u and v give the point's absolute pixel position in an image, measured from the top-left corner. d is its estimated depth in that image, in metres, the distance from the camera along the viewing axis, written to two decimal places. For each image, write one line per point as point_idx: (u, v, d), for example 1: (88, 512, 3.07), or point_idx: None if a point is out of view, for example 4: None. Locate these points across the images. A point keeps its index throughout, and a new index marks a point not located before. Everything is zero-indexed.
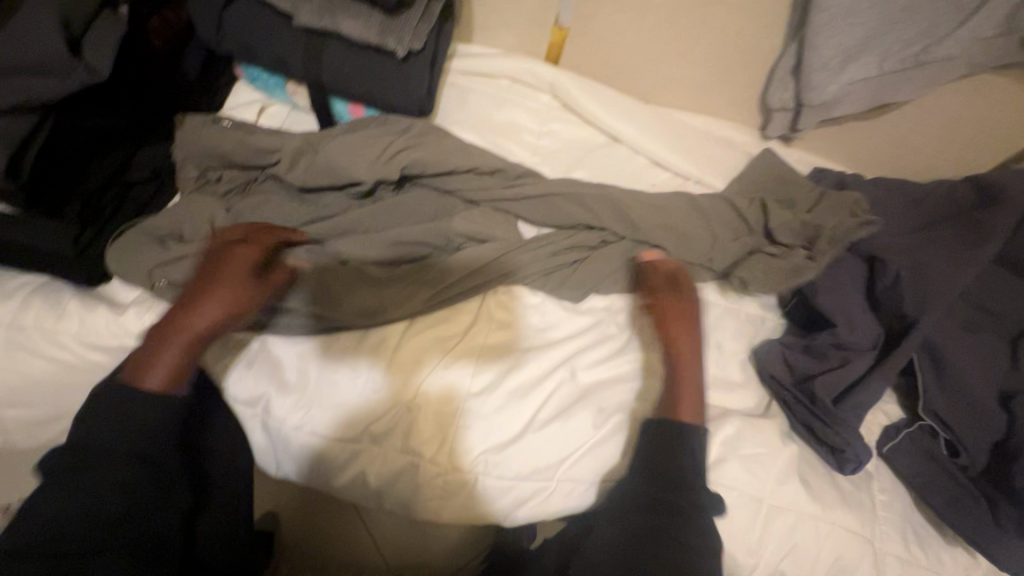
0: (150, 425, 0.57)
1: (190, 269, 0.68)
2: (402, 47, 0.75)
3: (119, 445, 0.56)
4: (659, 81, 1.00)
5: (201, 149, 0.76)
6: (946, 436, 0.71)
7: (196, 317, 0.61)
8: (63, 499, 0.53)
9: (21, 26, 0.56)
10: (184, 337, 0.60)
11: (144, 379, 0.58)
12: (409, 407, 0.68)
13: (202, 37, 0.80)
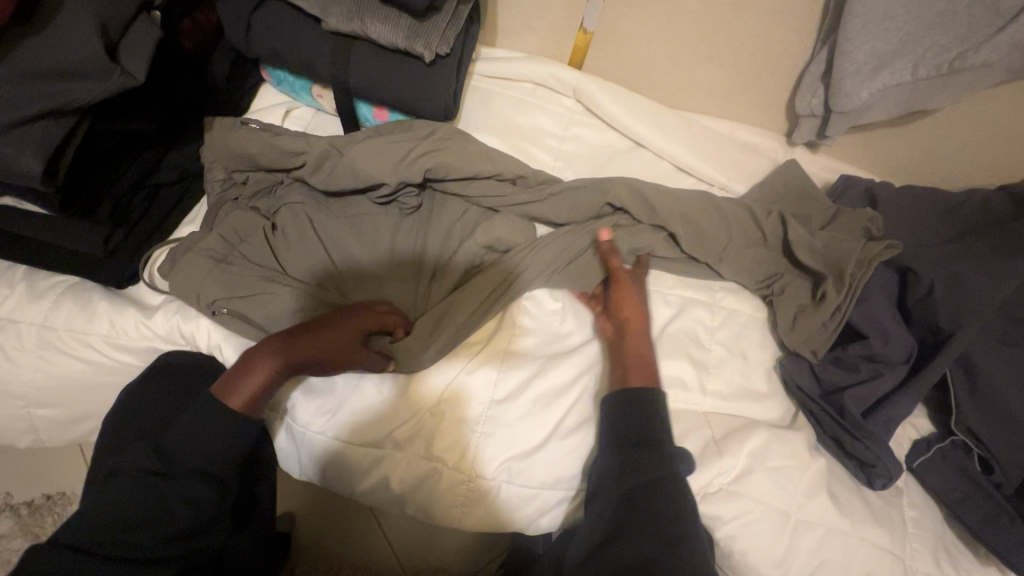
0: (227, 450, 0.59)
1: (227, 278, 0.68)
2: (429, 51, 0.75)
3: (194, 462, 0.57)
4: (684, 86, 0.99)
5: (227, 151, 0.76)
6: (981, 452, 0.69)
7: (292, 355, 0.62)
8: (126, 495, 0.54)
9: (60, 31, 0.56)
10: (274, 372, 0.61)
11: (229, 399, 0.61)
12: (435, 419, 0.67)
13: (231, 40, 0.80)
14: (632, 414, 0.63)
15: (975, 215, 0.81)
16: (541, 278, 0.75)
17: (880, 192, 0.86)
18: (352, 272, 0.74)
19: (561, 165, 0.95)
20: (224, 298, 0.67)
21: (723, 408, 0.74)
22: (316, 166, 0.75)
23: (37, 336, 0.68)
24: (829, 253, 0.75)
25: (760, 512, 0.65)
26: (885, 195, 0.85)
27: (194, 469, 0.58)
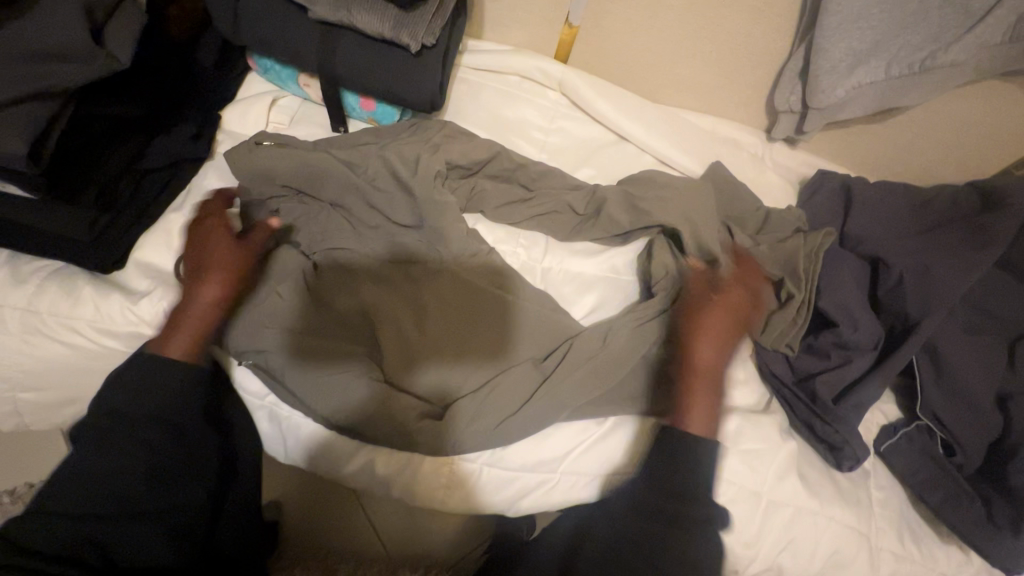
0: (177, 394, 0.63)
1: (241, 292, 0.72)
2: (416, 42, 0.76)
3: (150, 410, 0.62)
4: (667, 82, 1.01)
5: (245, 169, 0.77)
6: (943, 435, 0.72)
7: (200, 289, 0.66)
8: (101, 450, 0.60)
9: (46, 15, 0.57)
10: (195, 320, 0.65)
11: (169, 349, 0.64)
12: (421, 411, 0.69)
13: (218, 27, 0.81)
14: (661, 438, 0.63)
15: (944, 210, 0.84)
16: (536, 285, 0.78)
17: (855, 187, 0.89)
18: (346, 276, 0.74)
19: (547, 157, 0.96)
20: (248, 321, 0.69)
21: None
22: (302, 161, 0.78)
23: (21, 320, 0.68)
24: (779, 256, 0.80)
25: (734, 493, 0.67)
26: (859, 190, 0.88)
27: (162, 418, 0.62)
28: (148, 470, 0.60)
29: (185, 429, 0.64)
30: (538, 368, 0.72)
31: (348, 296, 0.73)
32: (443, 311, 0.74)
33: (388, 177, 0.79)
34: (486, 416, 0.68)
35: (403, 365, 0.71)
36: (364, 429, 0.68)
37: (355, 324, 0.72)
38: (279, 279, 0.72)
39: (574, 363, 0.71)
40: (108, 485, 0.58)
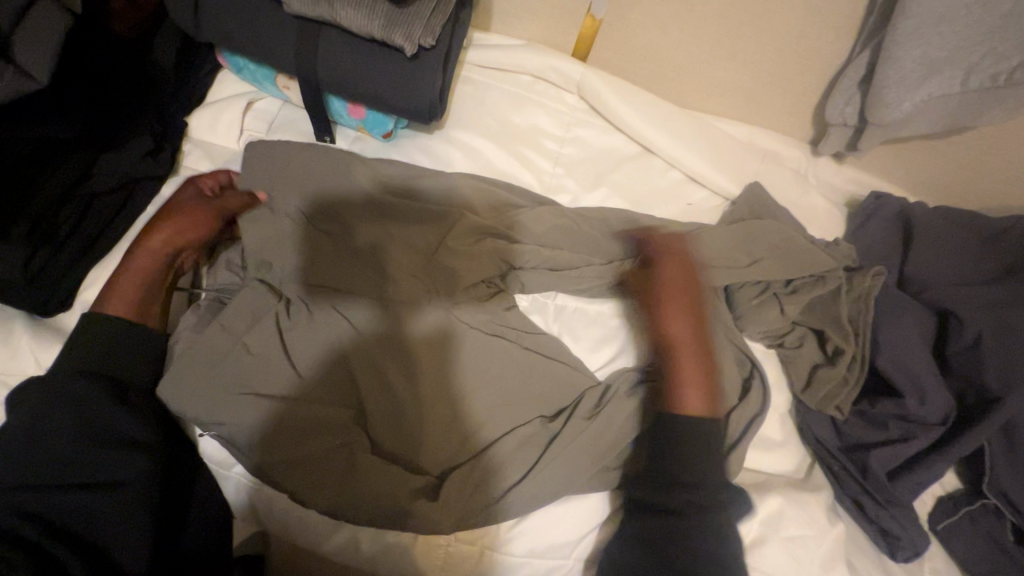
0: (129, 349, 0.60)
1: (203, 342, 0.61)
2: (411, 43, 0.64)
3: (97, 367, 0.58)
4: (701, 85, 0.88)
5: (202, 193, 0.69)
6: (1014, 519, 0.63)
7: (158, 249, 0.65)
8: (41, 405, 0.55)
9: None
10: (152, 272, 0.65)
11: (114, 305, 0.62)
12: (415, 487, 0.58)
13: (178, 19, 0.69)
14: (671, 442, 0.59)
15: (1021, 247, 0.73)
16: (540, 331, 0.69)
17: (916, 216, 0.77)
18: (335, 318, 0.64)
19: (562, 172, 0.84)
20: (208, 382, 0.59)
21: None
22: (293, 190, 0.68)
23: None
24: (819, 303, 0.70)
25: None
26: (922, 220, 0.76)
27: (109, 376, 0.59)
28: (87, 426, 0.55)
29: (131, 390, 0.59)
30: (544, 422, 0.63)
31: (335, 343, 0.63)
32: (447, 357, 0.64)
33: (382, 198, 0.69)
34: (490, 484, 0.59)
35: (398, 424, 0.61)
36: (346, 510, 0.57)
37: (343, 378, 0.62)
38: (255, 333, 0.62)
39: (580, 424, 0.62)
40: (44, 442, 0.54)
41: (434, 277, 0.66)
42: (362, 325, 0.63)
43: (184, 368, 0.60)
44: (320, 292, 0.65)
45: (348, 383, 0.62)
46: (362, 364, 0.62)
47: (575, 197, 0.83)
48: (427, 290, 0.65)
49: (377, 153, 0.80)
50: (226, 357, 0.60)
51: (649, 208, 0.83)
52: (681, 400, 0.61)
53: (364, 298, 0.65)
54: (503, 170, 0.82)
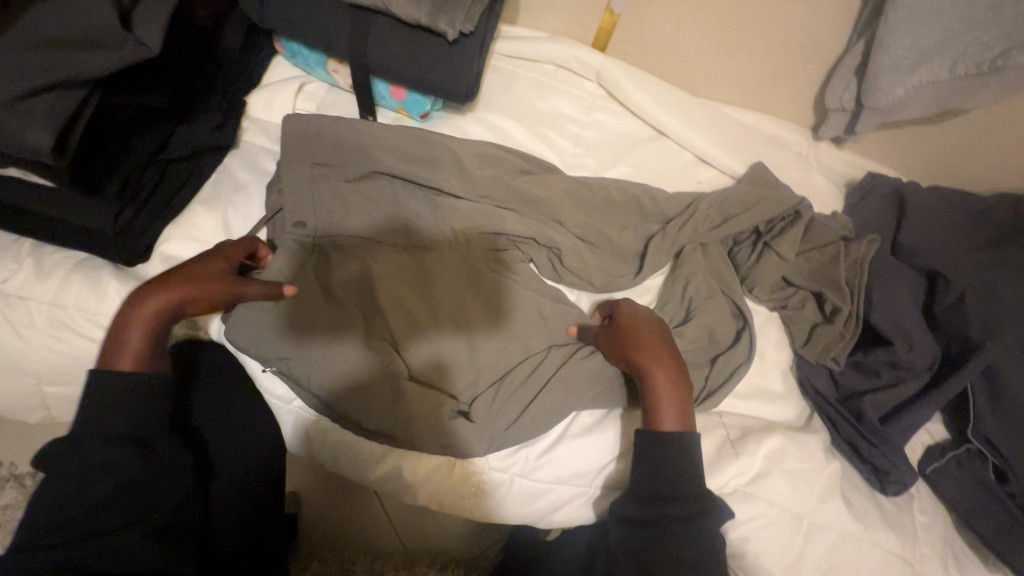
0: (146, 408, 0.60)
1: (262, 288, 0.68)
2: (453, 28, 0.72)
3: (120, 424, 0.59)
4: (711, 74, 0.96)
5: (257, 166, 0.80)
6: (995, 461, 0.69)
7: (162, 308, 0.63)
8: (69, 466, 0.57)
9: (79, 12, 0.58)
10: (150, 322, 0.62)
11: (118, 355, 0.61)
12: (452, 407, 0.66)
13: (245, 8, 0.77)
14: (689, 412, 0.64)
15: (1003, 221, 0.80)
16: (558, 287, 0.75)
17: (909, 193, 0.84)
18: (375, 259, 0.72)
19: (581, 152, 0.92)
20: (265, 319, 0.66)
21: (739, 407, 0.74)
22: (326, 149, 0.75)
23: (47, 314, 0.67)
24: (816, 269, 0.77)
25: (775, 517, 0.65)
26: (914, 197, 0.83)
27: (128, 434, 0.59)
28: (115, 485, 0.57)
29: (155, 443, 0.61)
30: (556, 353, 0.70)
31: (361, 279, 0.70)
32: (459, 292, 0.71)
33: (418, 161, 0.77)
34: (508, 403, 0.67)
35: (424, 350, 0.68)
36: (386, 422, 0.65)
37: (372, 313, 0.69)
38: (293, 273, 0.69)
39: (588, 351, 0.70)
40: (78, 499, 0.56)
41: (464, 228, 0.75)
42: (397, 269, 0.72)
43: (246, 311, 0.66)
44: (351, 238, 0.73)
45: (374, 314, 0.69)
46: (402, 301, 0.70)
47: (594, 174, 0.90)
48: (455, 240, 0.74)
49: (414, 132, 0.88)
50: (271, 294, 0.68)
51: (662, 186, 0.91)
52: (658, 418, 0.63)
53: (398, 247, 0.73)
54: (528, 149, 0.90)
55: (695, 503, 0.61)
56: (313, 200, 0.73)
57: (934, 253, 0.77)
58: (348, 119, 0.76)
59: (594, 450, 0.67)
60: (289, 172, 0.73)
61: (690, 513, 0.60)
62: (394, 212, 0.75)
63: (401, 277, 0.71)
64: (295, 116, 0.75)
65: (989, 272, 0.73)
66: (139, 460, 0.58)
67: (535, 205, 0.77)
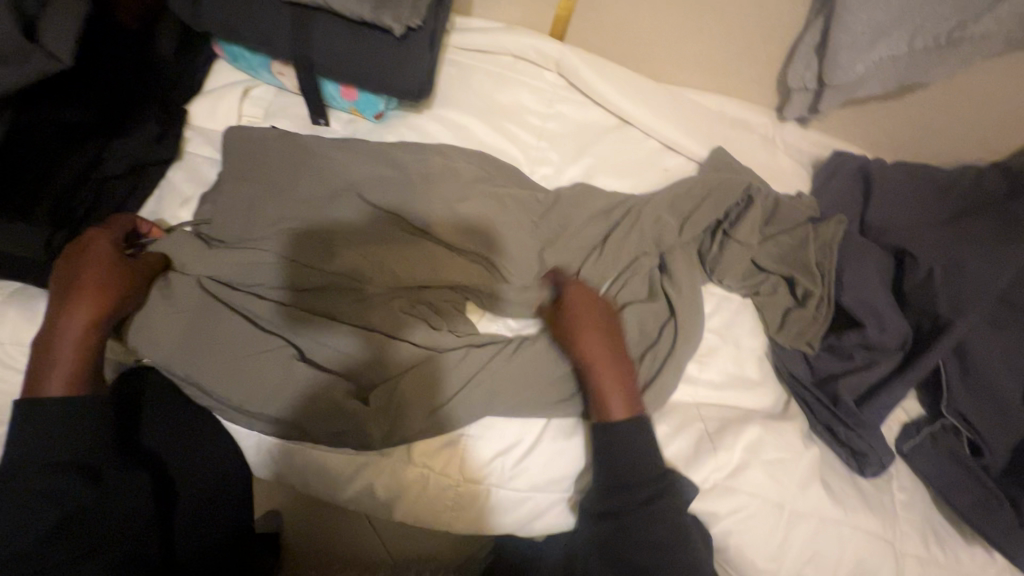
0: (89, 433, 0.57)
1: (201, 308, 0.66)
2: (400, 24, 0.68)
3: (62, 453, 0.56)
4: (673, 58, 0.94)
5: (200, 177, 0.75)
6: (969, 436, 0.70)
7: (62, 326, 0.59)
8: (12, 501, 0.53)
9: None
10: (65, 347, 0.59)
11: (42, 389, 0.57)
12: (397, 424, 0.64)
13: (177, 10, 0.73)
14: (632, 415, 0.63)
15: (967, 194, 0.80)
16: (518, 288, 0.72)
17: (875, 171, 0.84)
18: (338, 269, 0.69)
19: (544, 145, 0.89)
20: (208, 344, 0.65)
21: (716, 398, 0.73)
22: (271, 169, 0.73)
23: None
24: (783, 253, 0.76)
25: (755, 507, 0.64)
26: (879, 174, 0.83)
27: (71, 463, 0.56)
28: (62, 515, 0.54)
29: (103, 467, 0.57)
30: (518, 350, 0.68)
31: (295, 299, 0.69)
32: (397, 305, 0.69)
33: (372, 167, 0.74)
34: (472, 409, 0.65)
35: (365, 366, 0.67)
36: (329, 438, 0.64)
37: (308, 330, 0.67)
38: (233, 292, 0.68)
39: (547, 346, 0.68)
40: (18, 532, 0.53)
41: (427, 238, 0.73)
42: (360, 279, 0.70)
43: (189, 338, 0.65)
44: (283, 255, 0.69)
45: (309, 333, 0.67)
46: (367, 314, 0.69)
47: (558, 168, 0.88)
48: (417, 246, 0.72)
49: (369, 134, 0.84)
50: (194, 317, 0.65)
51: (628, 175, 0.89)
52: (606, 407, 0.63)
53: (362, 255, 0.70)
54: (489, 145, 0.87)
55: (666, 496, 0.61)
56: (248, 220, 0.71)
57: (901, 230, 0.77)
58: (302, 137, 0.75)
59: (569, 453, 0.66)
60: (228, 191, 0.71)
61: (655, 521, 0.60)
62: (343, 220, 0.72)
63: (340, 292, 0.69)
64: (233, 132, 0.74)
65: (957, 245, 0.73)
66: (88, 487, 0.55)
67: (498, 205, 0.75)
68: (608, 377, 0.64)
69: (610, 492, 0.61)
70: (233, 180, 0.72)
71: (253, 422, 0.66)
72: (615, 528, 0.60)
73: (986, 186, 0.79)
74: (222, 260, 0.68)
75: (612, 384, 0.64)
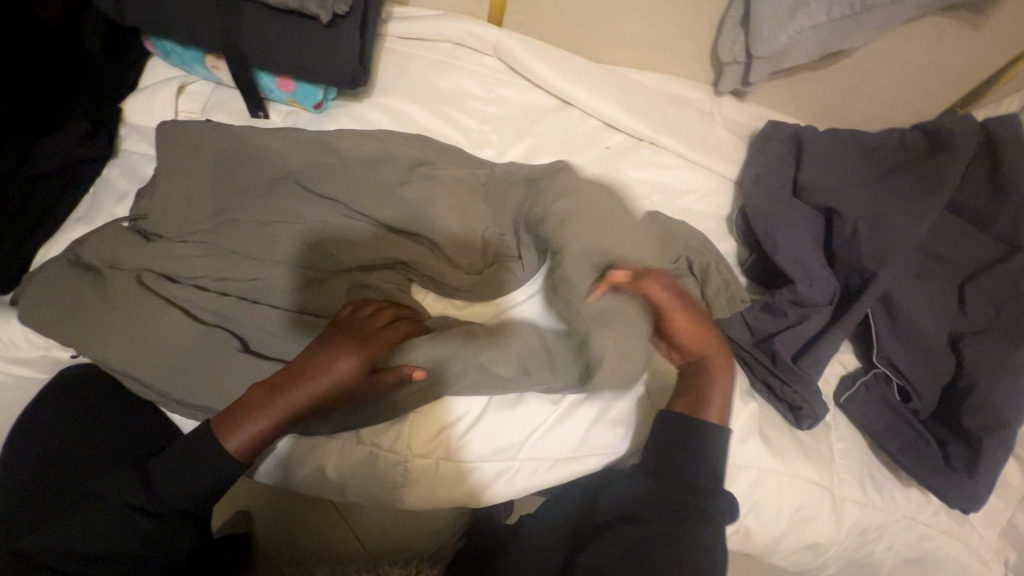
0: (145, 479, 0.58)
1: (135, 300, 0.64)
2: (325, 10, 0.70)
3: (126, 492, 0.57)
4: (609, 39, 0.96)
5: (133, 173, 0.75)
6: (899, 382, 0.73)
7: (332, 368, 0.60)
8: (80, 520, 0.55)
9: None
10: (296, 401, 0.59)
11: (226, 441, 0.58)
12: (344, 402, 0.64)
13: (102, 9, 0.73)
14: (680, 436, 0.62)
15: (892, 154, 0.83)
16: (459, 270, 0.75)
17: (806, 135, 0.86)
18: (282, 257, 0.70)
19: (487, 129, 0.90)
20: (146, 340, 0.63)
21: None
22: (204, 162, 0.72)
23: None
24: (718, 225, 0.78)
25: None
26: (810, 137, 0.85)
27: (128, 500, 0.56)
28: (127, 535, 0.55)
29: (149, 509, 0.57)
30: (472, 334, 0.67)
31: (234, 288, 0.68)
32: (340, 288, 0.70)
33: (311, 152, 0.75)
34: (419, 390, 0.65)
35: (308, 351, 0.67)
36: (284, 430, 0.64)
37: (252, 319, 0.67)
38: (170, 285, 0.67)
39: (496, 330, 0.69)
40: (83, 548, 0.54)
41: (368, 221, 0.74)
42: (307, 264, 0.70)
43: (123, 332, 0.63)
44: (225, 246, 0.70)
45: (251, 322, 0.67)
46: (312, 300, 0.69)
47: (501, 150, 0.89)
48: (358, 233, 0.73)
49: (309, 124, 0.84)
50: (126, 312, 0.64)
51: (571, 154, 0.90)
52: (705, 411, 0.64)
53: (303, 242, 0.71)
54: (432, 130, 0.88)
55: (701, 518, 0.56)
56: (184, 213, 0.70)
57: (831, 188, 0.79)
58: (236, 128, 0.75)
59: (518, 419, 0.67)
60: (162, 187, 0.71)
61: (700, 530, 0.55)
62: (280, 209, 0.72)
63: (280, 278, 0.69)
64: (165, 126, 0.73)
65: (879, 203, 0.77)
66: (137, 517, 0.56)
67: (438, 185, 0.76)
68: (716, 380, 0.66)
69: (667, 480, 0.60)
70: (165, 173, 0.72)
71: (198, 413, 0.65)
72: (671, 518, 0.57)
73: (909, 145, 0.83)
74: (158, 253, 0.68)
75: (716, 391, 0.65)
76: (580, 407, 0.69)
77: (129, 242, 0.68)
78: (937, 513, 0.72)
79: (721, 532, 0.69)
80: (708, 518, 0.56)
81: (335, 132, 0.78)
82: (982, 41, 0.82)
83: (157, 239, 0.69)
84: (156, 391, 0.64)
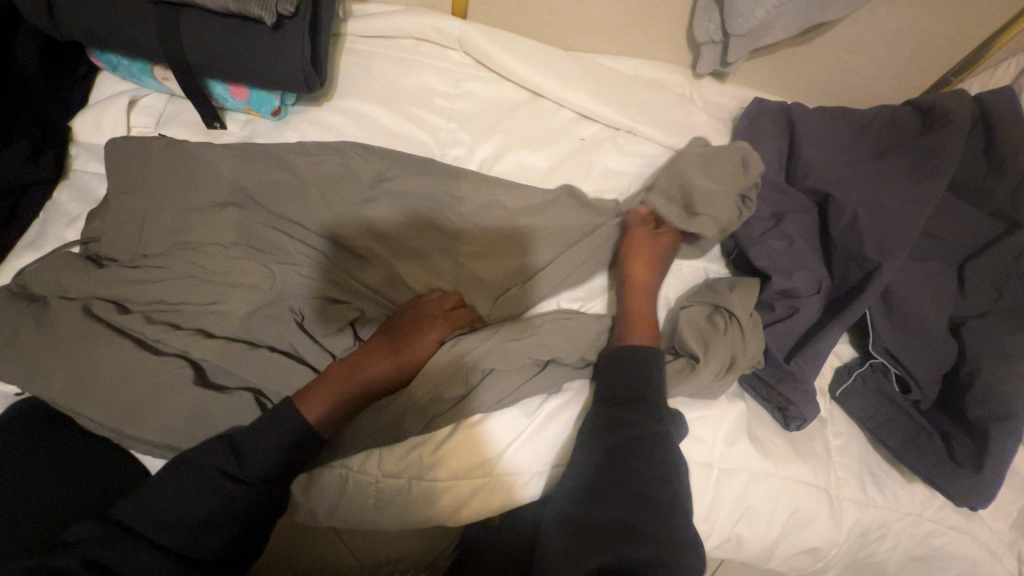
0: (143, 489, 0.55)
1: (85, 334, 0.62)
2: (268, 11, 0.66)
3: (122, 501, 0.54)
4: (580, 25, 0.91)
5: (89, 195, 0.74)
6: (898, 371, 0.69)
7: (426, 343, 0.65)
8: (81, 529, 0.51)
9: None
10: (389, 370, 0.64)
11: (316, 407, 0.60)
12: None
13: (36, 25, 0.70)
14: (629, 369, 0.62)
15: (884, 132, 0.79)
16: (431, 279, 0.71)
17: (797, 112, 0.81)
18: (237, 279, 0.67)
19: (454, 126, 0.86)
20: (97, 380, 0.60)
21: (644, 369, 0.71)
22: (151, 180, 0.69)
23: None
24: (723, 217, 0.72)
25: None
26: (802, 115, 0.80)
27: (123, 504, 0.53)
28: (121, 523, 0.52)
29: (142, 501, 0.54)
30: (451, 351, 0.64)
31: (191, 316, 0.65)
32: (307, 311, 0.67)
33: (267, 164, 0.72)
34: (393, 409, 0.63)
35: (281, 379, 0.64)
36: None
37: (208, 347, 0.64)
38: (121, 319, 0.64)
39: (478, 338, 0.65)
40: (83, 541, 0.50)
41: (332, 230, 0.71)
42: (266, 282, 0.67)
43: (68, 372, 0.60)
44: (178, 270, 0.66)
45: (207, 350, 0.64)
46: (275, 324, 0.66)
47: (471, 148, 0.85)
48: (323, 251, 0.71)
49: (268, 132, 0.81)
50: (75, 345, 0.61)
51: (544, 147, 0.86)
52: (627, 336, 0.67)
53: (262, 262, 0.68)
54: (396, 131, 0.84)
55: (664, 446, 0.57)
56: (138, 236, 0.67)
57: (823, 171, 0.75)
58: (185, 142, 0.71)
59: (496, 432, 0.64)
60: (113, 209, 0.68)
61: (666, 456, 0.57)
62: (232, 226, 0.69)
63: (236, 304, 0.66)
64: (110, 143, 0.70)
65: (872, 183, 0.72)
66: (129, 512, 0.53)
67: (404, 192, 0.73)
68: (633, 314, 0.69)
69: (613, 409, 0.60)
70: (113, 195, 0.69)
71: (146, 447, 0.61)
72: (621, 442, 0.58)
73: (902, 121, 0.78)
74: (110, 286, 0.65)
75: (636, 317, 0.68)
76: (565, 416, 0.66)
77: (78, 270, 0.66)
78: (943, 509, 0.68)
79: (711, 540, 0.65)
80: (655, 440, 0.57)
81: (292, 145, 0.74)
82: (973, 6, 0.77)
83: (106, 270, 0.66)
84: (111, 429, 0.61)
